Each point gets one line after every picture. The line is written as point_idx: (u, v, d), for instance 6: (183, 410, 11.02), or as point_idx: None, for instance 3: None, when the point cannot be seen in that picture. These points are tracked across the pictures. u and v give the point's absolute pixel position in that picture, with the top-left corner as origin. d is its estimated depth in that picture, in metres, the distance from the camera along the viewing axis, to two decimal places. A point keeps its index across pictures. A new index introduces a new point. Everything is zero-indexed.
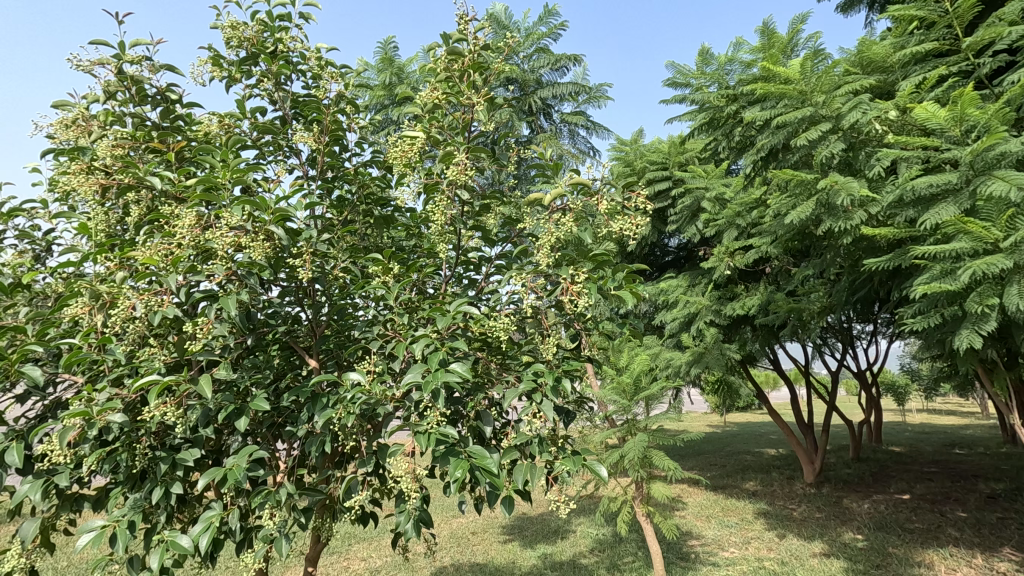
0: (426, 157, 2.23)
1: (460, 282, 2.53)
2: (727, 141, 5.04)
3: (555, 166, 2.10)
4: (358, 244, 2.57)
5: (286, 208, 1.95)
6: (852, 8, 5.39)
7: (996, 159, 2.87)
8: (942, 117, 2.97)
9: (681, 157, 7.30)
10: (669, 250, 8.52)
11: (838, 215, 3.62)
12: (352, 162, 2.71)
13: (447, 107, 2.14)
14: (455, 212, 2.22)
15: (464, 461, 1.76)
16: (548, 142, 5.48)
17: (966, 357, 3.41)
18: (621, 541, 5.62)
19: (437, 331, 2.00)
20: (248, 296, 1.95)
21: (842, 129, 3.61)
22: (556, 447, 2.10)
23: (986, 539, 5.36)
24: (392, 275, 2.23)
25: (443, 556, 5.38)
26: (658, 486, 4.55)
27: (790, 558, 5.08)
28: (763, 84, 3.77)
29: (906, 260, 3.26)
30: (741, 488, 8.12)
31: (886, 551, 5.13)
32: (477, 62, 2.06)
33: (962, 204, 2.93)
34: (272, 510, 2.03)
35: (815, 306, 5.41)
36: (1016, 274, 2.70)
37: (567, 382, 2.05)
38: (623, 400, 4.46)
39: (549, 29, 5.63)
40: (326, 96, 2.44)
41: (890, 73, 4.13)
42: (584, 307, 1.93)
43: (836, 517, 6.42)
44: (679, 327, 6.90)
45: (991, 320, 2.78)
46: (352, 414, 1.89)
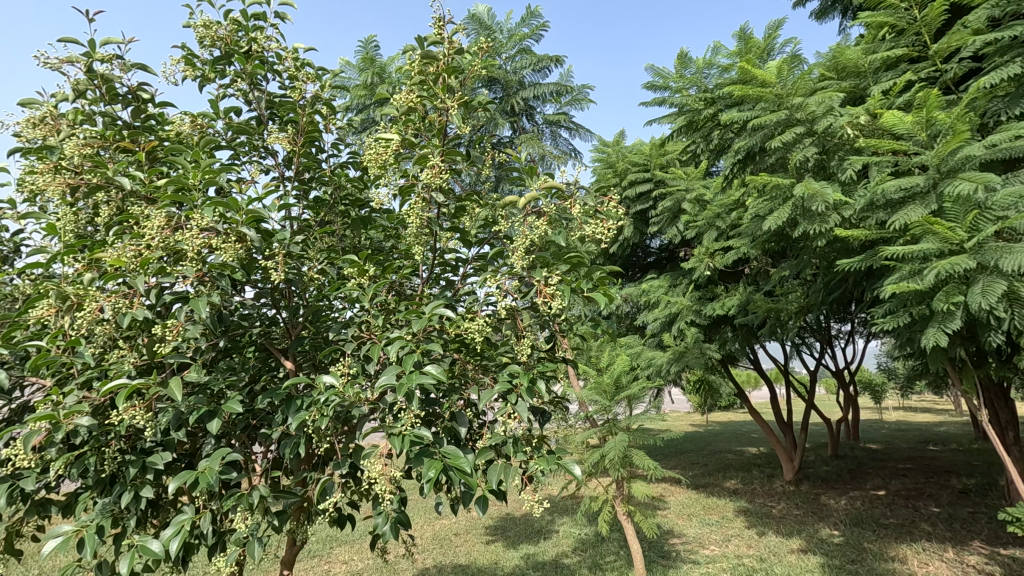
0: (403, 158, 2.24)
1: (438, 283, 2.53)
2: (706, 144, 5.12)
3: (529, 168, 2.12)
4: (335, 245, 2.57)
5: (258, 209, 1.94)
6: (827, 14, 5.51)
7: (959, 163, 2.96)
8: (909, 122, 3.06)
9: (662, 159, 7.37)
10: (652, 251, 8.60)
11: (813, 217, 3.70)
12: (329, 163, 2.71)
13: (423, 110, 2.15)
14: (431, 214, 2.23)
15: (437, 461, 1.76)
16: (529, 142, 5.50)
17: (935, 355, 3.50)
18: (603, 540, 5.65)
19: (412, 333, 2.01)
20: (219, 297, 1.93)
21: (816, 132, 3.68)
22: (530, 448, 2.11)
23: (958, 533, 5.50)
24: (368, 276, 2.23)
25: (425, 558, 5.36)
26: (638, 485, 4.58)
27: (768, 554, 5.16)
28: (740, 88, 3.84)
29: (877, 261, 3.33)
30: (722, 486, 8.22)
31: (861, 547, 5.23)
32: (452, 66, 2.07)
33: (929, 205, 3.01)
34: (246, 513, 2.02)
35: (792, 306, 5.50)
36: (979, 274, 2.78)
37: (542, 383, 2.07)
38: (604, 400, 4.50)
39: (531, 29, 5.64)
40: (302, 97, 2.43)
41: (862, 78, 4.22)
42: (557, 309, 1.95)
43: (814, 514, 6.53)
44: (661, 327, 6.97)
45: (956, 319, 2.85)
46: (326, 417, 1.88)
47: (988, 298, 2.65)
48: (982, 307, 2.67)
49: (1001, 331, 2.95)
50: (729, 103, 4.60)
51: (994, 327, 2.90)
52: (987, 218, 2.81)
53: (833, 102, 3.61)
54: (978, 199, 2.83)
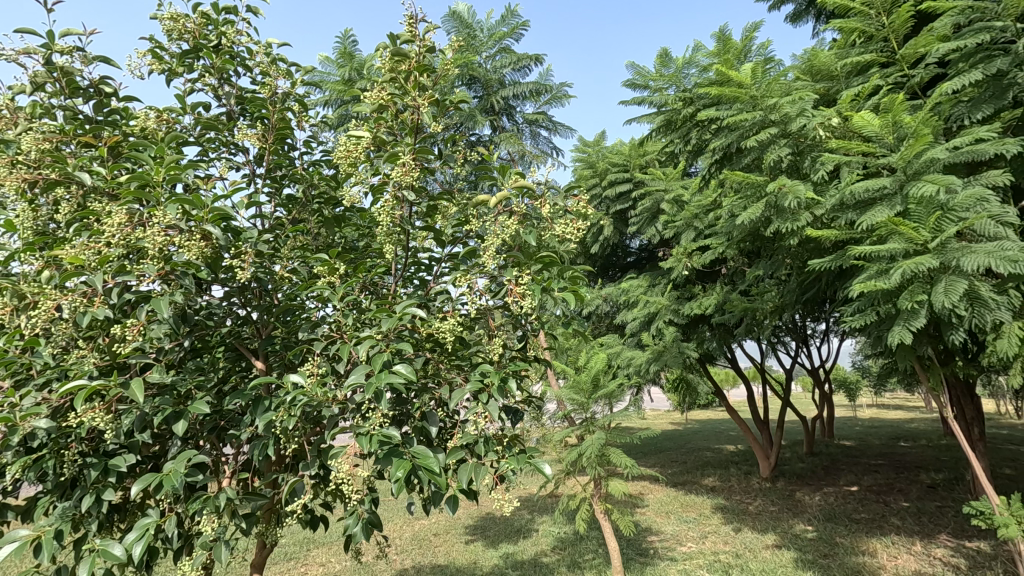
0: (375, 156, 2.22)
1: (411, 283, 2.51)
2: (684, 144, 5.18)
3: (501, 167, 2.12)
4: (307, 243, 2.54)
5: (223, 207, 1.91)
6: (801, 18, 5.60)
7: (924, 166, 3.04)
8: (877, 124, 3.13)
9: (642, 159, 7.43)
10: (632, 251, 8.67)
11: (786, 216, 3.75)
12: (302, 160, 2.67)
13: (395, 107, 2.13)
14: (403, 212, 2.21)
15: (406, 461, 1.74)
16: (509, 141, 5.48)
17: (902, 352, 3.59)
18: (581, 539, 5.67)
19: (383, 332, 1.99)
20: (183, 297, 1.89)
21: (790, 134, 3.74)
22: (502, 447, 2.11)
23: (926, 527, 5.64)
24: (339, 275, 2.21)
25: (403, 559, 5.33)
26: (616, 483, 4.60)
27: (744, 551, 5.23)
28: (717, 90, 3.88)
29: (846, 261, 3.40)
30: (700, 484, 8.32)
31: (833, 542, 5.32)
32: (424, 64, 2.05)
33: (896, 206, 3.08)
34: (211, 516, 1.98)
35: (767, 306, 5.58)
36: (942, 273, 2.85)
37: (513, 383, 2.06)
38: (581, 399, 4.52)
39: (511, 28, 5.62)
40: (273, 93, 2.39)
41: (834, 82, 4.30)
42: (528, 308, 1.94)
43: (789, 510, 6.64)
44: (640, 326, 7.03)
45: (920, 317, 2.92)
46: (293, 418, 1.85)
47: (950, 296, 2.73)
48: (944, 305, 2.75)
49: (963, 329, 3.03)
50: (707, 104, 4.65)
51: (957, 325, 2.98)
52: (950, 219, 2.88)
53: (806, 104, 3.67)
54: (941, 200, 2.91)
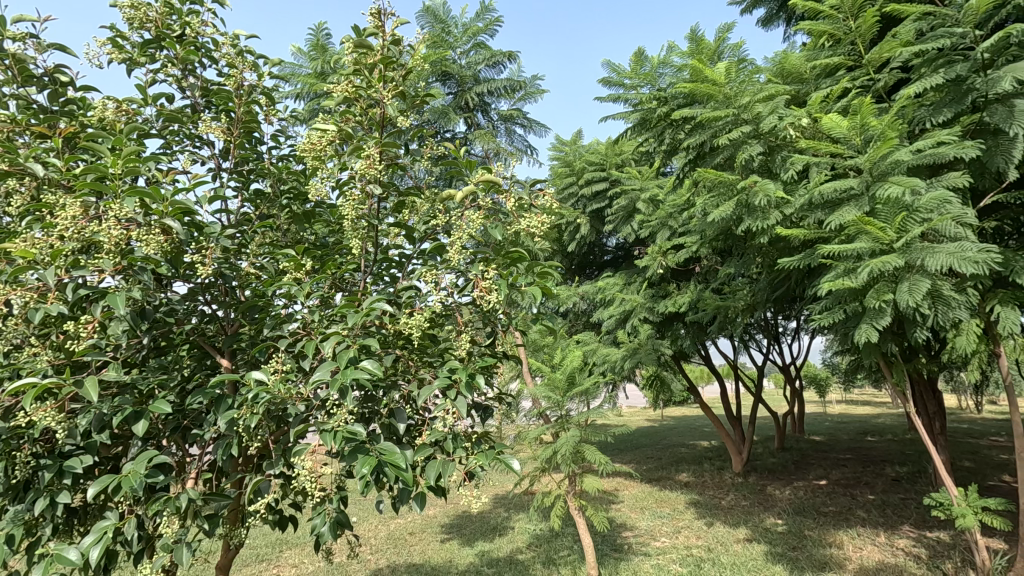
0: (341, 150, 2.18)
1: (381, 280, 2.49)
2: (658, 143, 5.23)
3: (468, 162, 2.11)
4: (276, 240, 2.50)
5: (184, 200, 1.87)
6: (772, 21, 5.69)
7: (890, 167, 3.13)
8: (844, 126, 3.20)
9: (618, 158, 7.49)
10: (608, 250, 8.73)
11: (757, 215, 3.82)
12: (270, 155, 2.62)
13: (364, 101, 2.10)
14: (373, 208, 2.19)
15: (372, 458, 1.73)
16: (484, 138, 5.45)
17: (867, 349, 3.68)
18: (557, 536, 5.71)
19: (349, 328, 1.96)
20: (141, 293, 1.84)
21: (761, 134, 3.80)
22: (470, 443, 2.11)
23: (889, 518, 5.81)
24: (305, 271, 2.18)
25: (378, 559, 5.28)
26: (590, 479, 4.63)
27: (715, 544, 5.32)
28: (691, 89, 3.92)
29: (815, 260, 3.47)
30: (674, 479, 8.43)
31: (801, 534, 5.45)
32: (388, 57, 2.02)
33: (862, 207, 3.16)
34: (172, 518, 1.93)
35: (739, 303, 5.67)
36: (907, 272, 2.93)
37: (481, 379, 2.06)
38: (556, 396, 4.53)
39: (486, 24, 5.59)
40: (239, 86, 2.34)
41: (804, 84, 4.39)
42: (494, 304, 1.94)
43: (760, 504, 6.77)
44: (616, 324, 7.08)
45: (886, 316, 3.00)
46: (257, 416, 1.82)
47: (914, 295, 2.80)
48: (909, 304, 2.82)
49: (926, 327, 3.12)
50: (681, 104, 4.70)
51: (920, 324, 3.07)
52: (914, 219, 2.96)
53: (777, 104, 3.74)
54: (906, 201, 2.99)
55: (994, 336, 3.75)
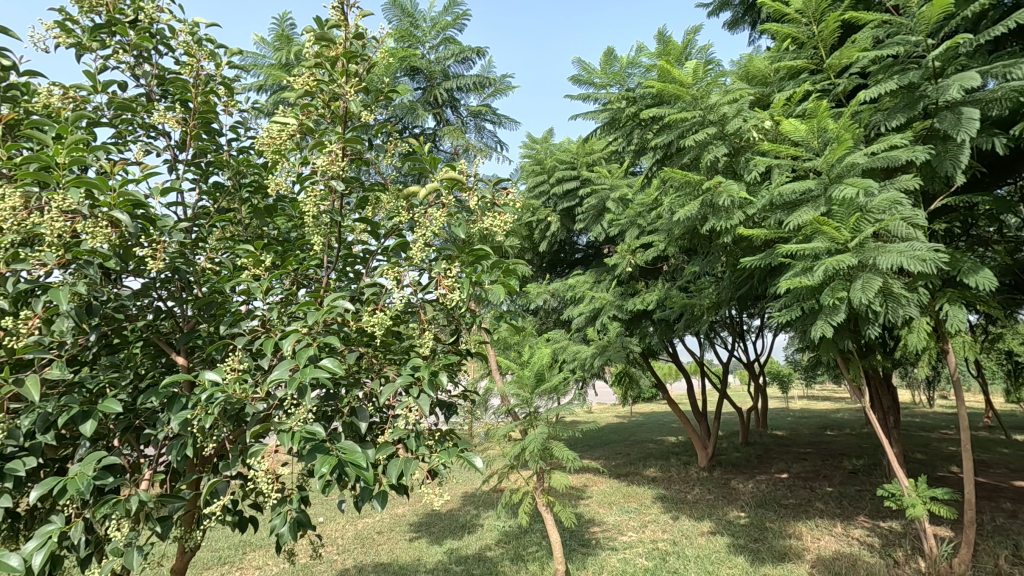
0: (302, 143, 2.13)
1: (345, 277, 2.45)
2: (627, 142, 5.29)
3: (431, 158, 2.09)
4: (235, 235, 2.43)
5: (133, 192, 1.80)
6: (738, 25, 5.81)
7: (846, 169, 3.22)
8: (804, 129, 3.29)
9: (588, 158, 7.55)
10: (579, 248, 8.79)
11: (721, 215, 3.89)
12: (230, 147, 2.54)
13: (326, 93, 2.05)
14: (335, 203, 2.15)
15: (331, 457, 1.70)
16: (453, 133, 5.41)
17: (824, 346, 3.80)
18: (525, 532, 5.74)
19: (309, 326, 1.92)
20: (87, 288, 1.77)
21: (726, 135, 3.88)
22: (433, 441, 2.09)
23: (845, 509, 6.02)
24: (264, 267, 2.14)
25: (345, 559, 5.22)
26: (558, 476, 4.65)
27: (680, 538, 5.43)
28: (659, 89, 3.96)
29: (775, 259, 3.56)
30: (642, 474, 8.57)
31: (763, 526, 5.60)
32: (350, 50, 1.99)
33: (820, 207, 3.25)
34: (121, 521, 1.86)
35: (704, 301, 5.79)
36: (860, 271, 3.03)
37: (445, 377, 2.04)
38: (524, 393, 4.54)
39: (455, 18, 5.55)
40: (196, 75, 2.26)
41: (768, 87, 4.49)
42: (456, 302, 1.93)
43: (724, 498, 6.94)
44: (586, 322, 7.14)
45: (840, 312, 3.10)
46: (211, 416, 1.77)
47: (867, 293, 2.90)
48: (862, 301, 2.92)
49: (878, 323, 3.24)
50: (649, 104, 4.75)
51: (873, 320, 3.18)
52: (868, 220, 3.07)
53: (741, 106, 3.82)
54: (860, 203, 3.09)
55: (943, 332, 3.91)
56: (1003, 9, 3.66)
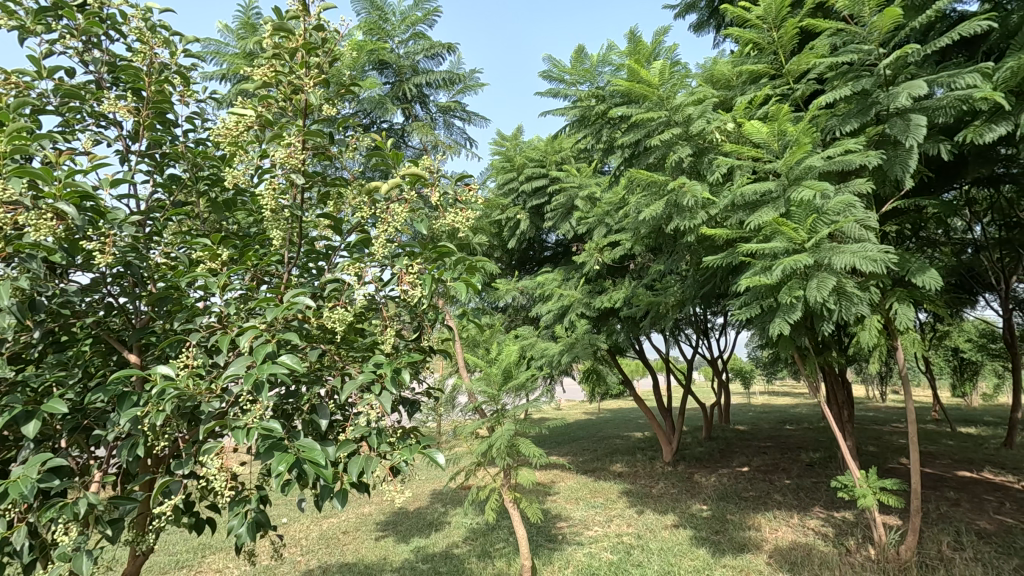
0: (261, 137, 2.09)
1: (307, 273, 2.41)
2: (596, 140, 5.34)
3: (394, 154, 2.08)
4: (192, 229, 2.36)
5: (81, 182, 1.74)
6: (703, 27, 5.91)
7: (803, 172, 3.33)
8: (763, 131, 3.38)
9: (558, 156, 7.59)
10: (548, 246, 8.84)
11: (685, 215, 3.97)
12: (185, 138, 2.46)
13: (286, 86, 2.01)
14: (295, 199, 2.11)
15: (289, 456, 1.67)
16: (422, 129, 5.35)
17: (782, 343, 3.92)
18: (493, 529, 5.76)
19: (268, 322, 1.88)
20: (30, 283, 1.70)
21: (690, 136, 3.96)
22: (396, 438, 2.08)
23: (802, 500, 6.24)
24: (221, 262, 2.08)
25: (309, 560, 5.13)
26: (525, 472, 4.66)
27: (645, 531, 5.53)
28: (626, 88, 4.00)
29: (736, 258, 3.66)
30: (609, 470, 8.69)
31: (724, 518, 5.75)
32: (309, 43, 1.95)
33: (779, 208, 3.35)
34: (68, 524, 1.79)
35: (669, 299, 5.90)
36: (816, 270, 3.14)
37: (407, 373, 2.03)
38: (491, 389, 4.53)
39: (425, 13, 5.50)
40: (150, 63, 2.18)
41: (731, 90, 4.60)
42: (418, 298, 1.92)
43: (687, 491, 7.10)
44: (554, 319, 7.20)
45: (796, 310, 3.20)
46: (163, 414, 1.72)
47: (822, 292, 3.01)
48: (817, 300, 3.03)
49: (832, 321, 3.36)
50: (618, 103, 4.81)
51: (827, 318, 3.30)
52: (823, 221, 3.18)
53: (705, 108, 3.90)
54: (816, 205, 3.20)
55: (893, 330, 4.08)
56: (949, 22, 3.84)
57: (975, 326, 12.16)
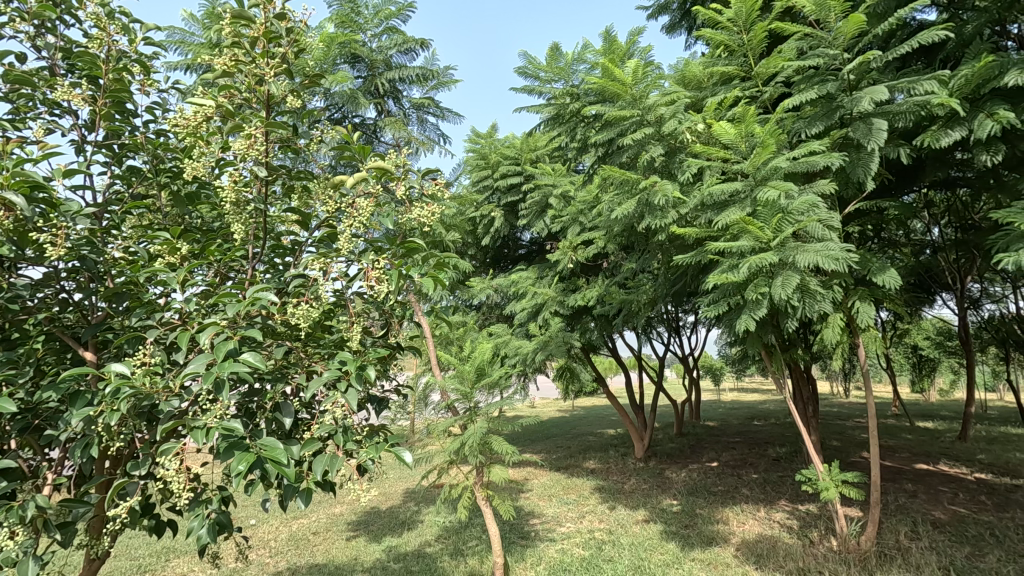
0: (223, 129, 2.03)
1: (273, 269, 2.35)
2: (571, 139, 5.35)
3: (360, 148, 2.06)
4: (152, 223, 2.29)
5: (29, 171, 1.67)
6: (676, 29, 5.98)
7: (769, 172, 3.40)
8: (732, 132, 3.44)
9: (532, 154, 7.59)
10: (522, 244, 8.85)
11: (656, 213, 4.01)
12: (145, 129, 2.38)
13: (248, 76, 1.96)
14: (258, 193, 2.06)
15: (250, 454, 1.63)
16: (395, 124, 5.29)
17: (749, 340, 4.00)
18: (465, 527, 5.75)
19: (229, 318, 1.83)
20: None
21: (662, 135, 4.01)
22: (362, 436, 2.06)
23: (768, 494, 6.39)
24: (180, 256, 2.02)
25: (278, 561, 5.04)
26: (498, 469, 4.66)
27: (616, 527, 5.59)
28: (600, 87, 4.02)
29: (705, 256, 3.71)
30: (582, 466, 8.76)
31: (694, 513, 5.85)
32: (271, 32, 1.91)
33: (746, 208, 3.42)
34: (16, 528, 1.71)
35: (642, 297, 5.96)
36: (781, 268, 3.22)
37: (374, 371, 2.01)
38: (464, 387, 4.51)
39: (399, 7, 5.43)
40: (106, 50, 2.10)
41: (702, 91, 4.67)
42: (384, 294, 1.90)
43: (658, 487, 7.20)
44: (528, 317, 7.21)
45: (762, 307, 3.27)
46: (118, 412, 1.66)
47: (786, 289, 3.08)
48: (781, 297, 3.10)
49: (796, 318, 3.44)
50: (592, 102, 4.83)
51: (791, 315, 3.38)
52: (788, 220, 3.25)
53: (677, 108, 3.95)
54: (781, 205, 3.27)
55: (854, 327, 4.20)
56: (909, 30, 3.97)
57: (933, 325, 12.63)
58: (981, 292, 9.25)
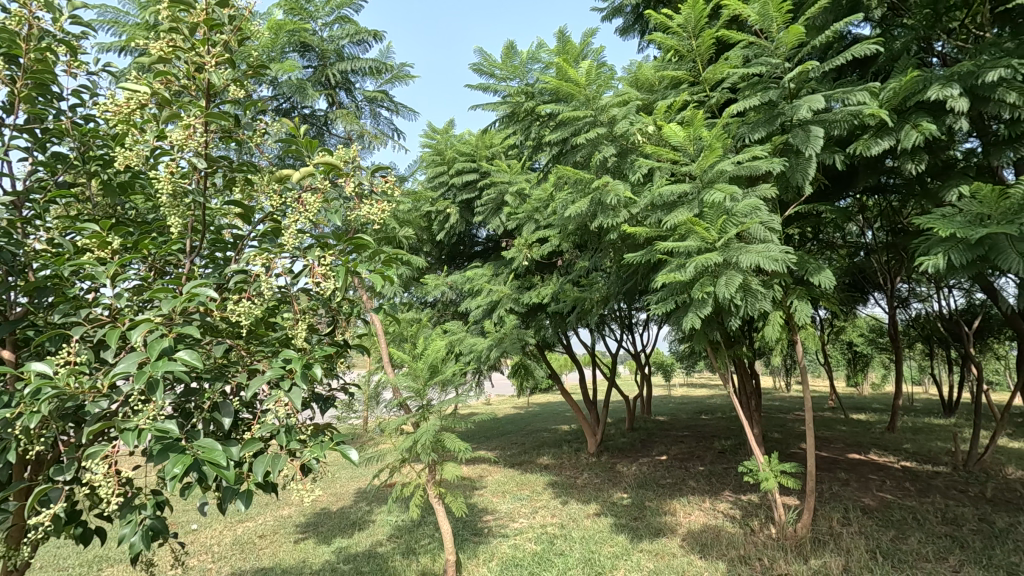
0: (158, 117, 1.93)
1: (213, 264, 2.26)
2: (525, 136, 5.37)
3: (306, 142, 2.01)
4: (78, 213, 2.16)
5: None
6: (629, 32, 6.09)
7: (716, 175, 3.51)
8: (681, 134, 3.53)
9: (488, 150, 7.56)
10: (478, 241, 8.83)
11: (608, 213, 4.09)
12: (72, 114, 2.24)
13: (187, 64, 1.88)
14: (197, 185, 1.97)
15: (186, 456, 1.56)
16: (347, 116, 5.17)
17: (696, 336, 4.13)
18: (418, 526, 5.71)
19: (164, 315, 1.75)
20: None
21: (614, 136, 4.07)
22: (307, 436, 2.00)
23: (713, 486, 6.62)
24: (110, 250, 1.91)
25: (221, 567, 4.87)
26: (450, 467, 4.63)
27: (568, 521, 5.67)
28: (555, 86, 4.05)
29: (655, 255, 3.80)
30: (536, 462, 8.84)
31: (643, 506, 6.00)
32: (212, 19, 1.83)
33: (693, 208, 3.52)
34: None
35: (595, 295, 6.06)
36: (725, 268, 3.34)
37: (320, 369, 1.95)
38: (416, 384, 4.44)
39: None
40: (26, 28, 1.96)
41: (653, 93, 4.77)
42: (330, 290, 1.86)
43: (609, 481, 7.34)
44: (483, 314, 7.19)
45: (707, 305, 3.38)
46: (38, 415, 1.55)
47: (730, 288, 3.20)
48: (726, 295, 3.21)
49: (739, 315, 3.58)
50: (546, 100, 4.86)
51: (734, 313, 3.51)
52: (732, 222, 3.37)
53: (629, 109, 4.02)
54: (726, 206, 3.38)
55: (792, 324, 4.40)
56: (845, 42, 4.18)
57: (867, 323, 13.38)
58: (909, 292, 9.86)
